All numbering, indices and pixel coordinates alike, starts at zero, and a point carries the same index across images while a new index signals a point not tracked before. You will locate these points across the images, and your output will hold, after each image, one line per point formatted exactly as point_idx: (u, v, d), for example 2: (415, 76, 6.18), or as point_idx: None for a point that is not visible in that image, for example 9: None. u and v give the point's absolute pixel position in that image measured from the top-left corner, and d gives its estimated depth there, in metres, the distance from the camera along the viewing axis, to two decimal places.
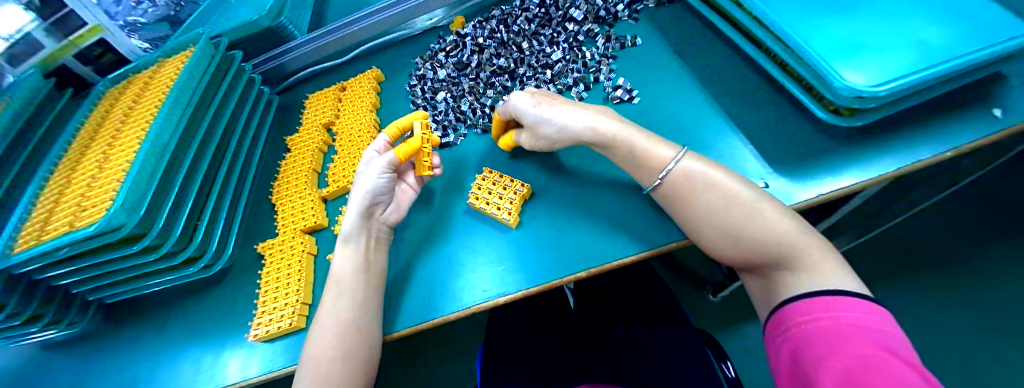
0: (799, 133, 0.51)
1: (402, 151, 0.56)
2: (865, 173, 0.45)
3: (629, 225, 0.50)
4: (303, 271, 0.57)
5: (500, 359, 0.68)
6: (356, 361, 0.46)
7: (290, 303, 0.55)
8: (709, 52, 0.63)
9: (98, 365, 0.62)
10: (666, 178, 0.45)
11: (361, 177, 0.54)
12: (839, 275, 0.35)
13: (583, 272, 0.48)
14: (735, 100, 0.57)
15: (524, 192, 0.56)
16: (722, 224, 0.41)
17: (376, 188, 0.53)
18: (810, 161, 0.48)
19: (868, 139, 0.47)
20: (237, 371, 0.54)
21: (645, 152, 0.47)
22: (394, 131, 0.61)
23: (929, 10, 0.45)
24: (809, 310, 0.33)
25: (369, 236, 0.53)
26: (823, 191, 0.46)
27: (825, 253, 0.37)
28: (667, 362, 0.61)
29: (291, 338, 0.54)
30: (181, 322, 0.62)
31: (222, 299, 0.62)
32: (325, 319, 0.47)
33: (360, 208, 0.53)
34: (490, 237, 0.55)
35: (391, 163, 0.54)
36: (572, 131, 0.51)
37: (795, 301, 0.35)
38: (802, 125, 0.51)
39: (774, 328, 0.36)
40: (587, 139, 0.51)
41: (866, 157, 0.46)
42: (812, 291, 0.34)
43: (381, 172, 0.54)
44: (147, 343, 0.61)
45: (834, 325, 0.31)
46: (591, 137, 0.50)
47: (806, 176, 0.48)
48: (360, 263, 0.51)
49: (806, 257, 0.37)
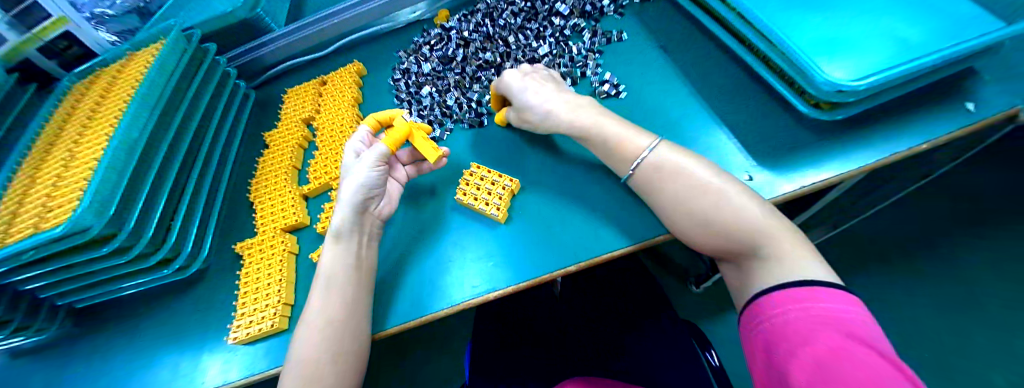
0: (781, 128, 0.51)
1: (392, 141, 0.53)
2: (844, 166, 0.46)
3: (616, 216, 0.50)
4: (285, 271, 0.56)
5: (485, 364, 0.67)
6: (347, 365, 0.44)
7: (271, 303, 0.53)
8: (693, 47, 0.63)
9: (69, 374, 0.59)
10: (637, 171, 0.47)
11: (352, 172, 0.52)
12: (807, 264, 0.36)
13: (572, 267, 0.48)
14: (720, 94, 0.57)
15: (513, 187, 0.55)
16: (694, 214, 0.42)
17: (370, 181, 0.51)
18: (791, 154, 0.49)
19: (849, 130, 0.48)
20: (217, 374, 0.52)
21: (623, 142, 0.48)
22: (372, 121, 0.58)
23: (905, 5, 0.46)
24: (780, 303, 0.33)
25: (361, 233, 0.51)
26: (804, 184, 0.46)
27: (796, 240, 0.38)
28: (655, 354, 0.62)
29: (273, 340, 0.52)
30: (159, 325, 0.59)
31: (200, 302, 0.60)
32: (314, 318, 0.45)
33: (350, 204, 0.50)
34: (480, 235, 0.54)
35: (382, 155, 0.52)
36: (560, 113, 0.54)
37: (766, 294, 0.35)
38: (784, 121, 0.51)
39: (749, 320, 0.36)
40: (571, 121, 0.53)
41: (843, 150, 0.47)
42: (786, 281, 0.35)
43: (374, 165, 0.51)
44: (124, 348, 0.59)
45: (804, 315, 0.31)
46: (574, 124, 0.52)
47: (789, 168, 0.48)
48: (352, 260, 0.49)
49: (775, 245, 0.38)
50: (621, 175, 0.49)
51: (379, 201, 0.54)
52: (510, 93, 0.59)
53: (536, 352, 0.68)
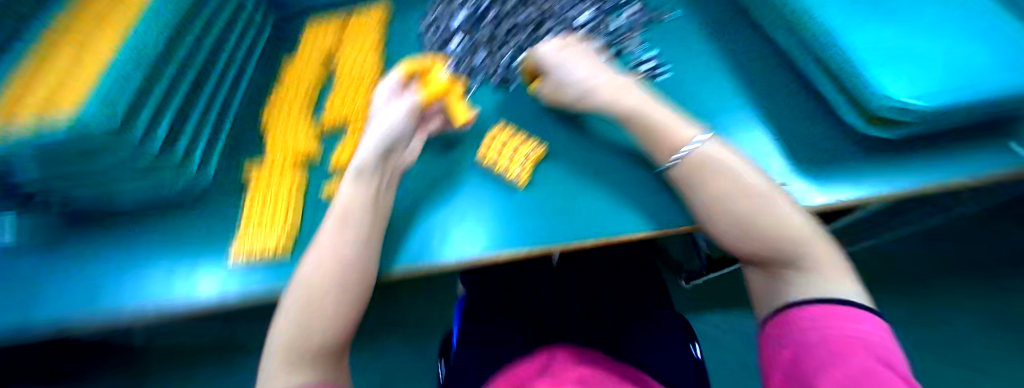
0: (824, 139, 0.50)
1: (427, 93, 0.53)
2: (884, 186, 0.45)
3: (644, 196, 0.49)
4: (292, 197, 0.55)
5: (477, 330, 0.72)
6: (346, 309, 0.42)
7: (279, 225, 0.53)
8: (739, 47, 0.63)
9: (52, 277, 0.56)
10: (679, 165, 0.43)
11: (382, 116, 0.51)
12: (845, 280, 0.36)
13: (591, 240, 0.46)
14: (767, 98, 0.57)
15: (538, 154, 0.52)
16: (738, 215, 0.40)
17: (398, 129, 0.50)
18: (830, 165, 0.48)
19: (903, 151, 0.46)
20: (213, 287, 0.51)
21: (669, 130, 0.44)
22: (409, 67, 0.55)
23: (987, 27, 0.43)
24: (812, 317, 0.33)
25: (382, 177, 0.49)
26: (843, 198, 0.45)
27: (833, 253, 0.38)
28: (637, 333, 0.71)
29: (272, 265, 0.51)
30: (153, 240, 0.58)
31: (201, 224, 0.58)
32: (313, 262, 0.43)
33: (382, 142, 0.48)
34: (500, 196, 0.52)
35: (415, 106, 0.51)
36: (598, 89, 0.49)
37: (801, 307, 0.35)
38: (830, 134, 0.51)
39: (777, 331, 0.36)
40: (609, 99, 0.48)
41: (879, 171, 0.46)
42: (826, 297, 0.34)
43: (405, 114, 0.50)
44: (113, 256, 0.57)
45: (837, 332, 0.30)
46: (613, 102, 0.48)
47: (826, 178, 0.47)
48: (370, 202, 0.47)
49: (815, 256, 0.37)
50: (659, 166, 0.46)
51: (406, 147, 0.52)
52: (544, 67, 0.54)
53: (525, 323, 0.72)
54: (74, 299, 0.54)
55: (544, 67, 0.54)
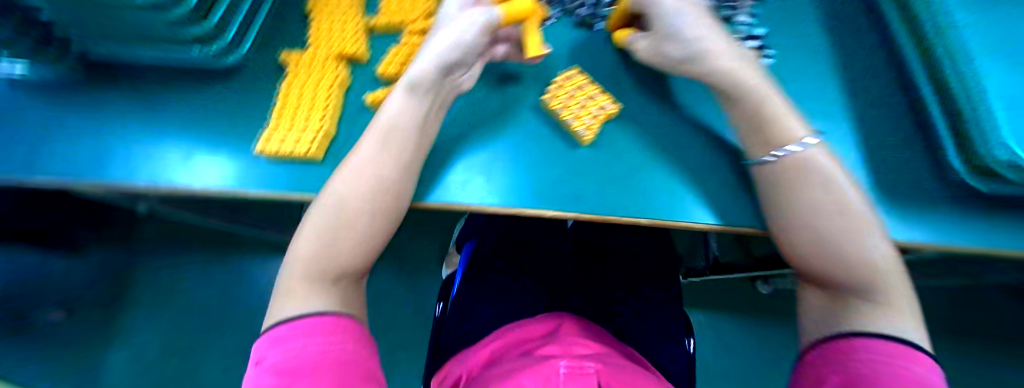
0: (915, 175, 0.47)
1: (509, 12, 0.43)
2: (950, 238, 0.44)
3: (714, 190, 0.45)
4: (332, 99, 0.49)
5: (483, 277, 0.71)
6: (382, 225, 0.41)
7: (312, 126, 0.47)
8: (858, 48, 0.55)
9: (58, 126, 0.51)
10: (774, 163, 0.39)
11: (450, 26, 0.43)
12: (909, 319, 0.35)
13: (645, 220, 0.44)
14: (870, 113, 0.51)
15: (612, 111, 0.46)
16: (825, 233, 0.37)
17: (467, 46, 0.42)
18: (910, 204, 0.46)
19: (964, 207, 0.45)
20: (217, 178, 0.47)
21: (779, 119, 0.39)
22: None
23: None
24: (875, 351, 0.32)
25: (437, 96, 0.43)
26: (910, 239, 0.44)
27: (906, 292, 0.37)
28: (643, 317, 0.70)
29: (302, 167, 0.47)
30: (171, 111, 0.52)
31: (223, 101, 0.52)
32: (363, 169, 0.40)
33: (445, 57, 0.41)
34: (559, 150, 0.46)
35: (492, 23, 0.43)
36: (722, 60, 0.40)
37: (864, 339, 0.34)
38: (922, 170, 0.47)
39: (832, 357, 0.35)
40: (732, 77, 0.40)
41: (925, 221, 0.45)
42: (883, 331, 0.34)
43: (479, 29, 0.42)
44: (119, 119, 0.52)
45: (901, 371, 0.29)
46: (736, 82, 0.40)
47: (902, 218, 0.46)
48: (419, 120, 0.42)
49: (890, 291, 0.36)
50: (750, 159, 0.42)
51: (468, 68, 0.45)
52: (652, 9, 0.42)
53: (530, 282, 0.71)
54: (85, 158, 0.50)
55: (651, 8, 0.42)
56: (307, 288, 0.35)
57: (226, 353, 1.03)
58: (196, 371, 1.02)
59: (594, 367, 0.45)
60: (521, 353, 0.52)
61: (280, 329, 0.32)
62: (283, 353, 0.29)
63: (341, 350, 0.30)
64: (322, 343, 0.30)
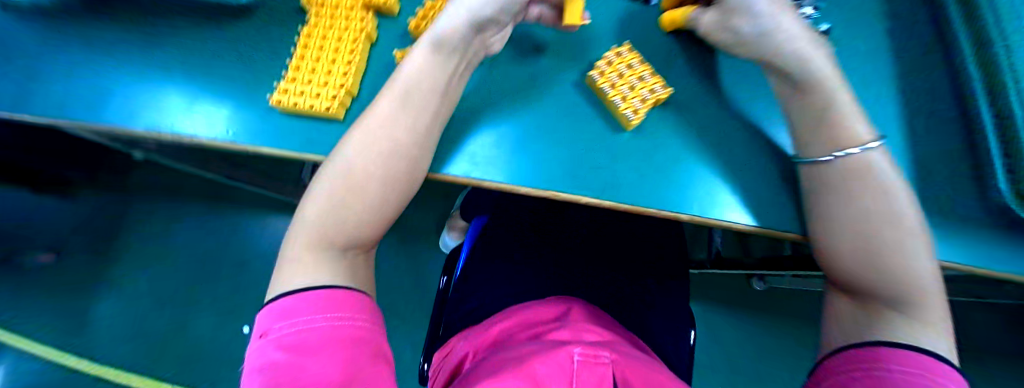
0: (955, 193, 0.47)
1: None
2: (980, 261, 0.45)
3: (756, 189, 0.43)
4: (357, 55, 0.45)
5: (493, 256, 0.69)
6: (394, 191, 0.36)
7: (335, 82, 0.43)
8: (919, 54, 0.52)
9: (45, 56, 0.46)
10: (834, 163, 0.37)
11: None
12: (939, 336, 0.34)
13: (685, 216, 0.42)
14: (922, 125, 0.49)
15: (664, 96, 0.42)
16: (870, 241, 0.35)
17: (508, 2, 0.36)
18: (946, 223, 0.46)
19: (987, 228, 0.45)
20: (222, 131, 0.44)
21: (845, 114, 0.37)
22: None
23: None
24: (912, 362, 0.31)
25: (463, 57, 0.38)
26: (944, 257, 0.45)
27: (941, 311, 0.35)
28: (654, 309, 0.69)
29: (323, 125, 0.44)
30: (174, 49, 0.47)
31: (233, 43, 0.47)
32: (377, 127, 0.35)
33: (478, 11, 0.35)
34: (597, 130, 0.43)
35: None
36: (801, 45, 0.37)
37: (897, 347, 0.32)
38: (964, 189, 0.47)
39: (858, 357, 0.34)
40: (811, 65, 0.37)
41: (949, 239, 0.45)
42: (908, 343, 0.32)
43: None
44: (120, 52, 0.47)
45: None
46: (812, 71, 0.37)
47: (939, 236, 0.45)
48: (441, 82, 0.37)
49: (924, 308, 0.35)
50: (806, 157, 0.40)
51: (501, 28, 0.40)
52: None
53: (538, 263, 0.70)
54: (75, 97, 0.45)
55: None
56: (312, 253, 0.32)
57: (217, 308, 1.01)
58: (186, 323, 1.00)
59: (609, 357, 0.43)
60: (528, 337, 0.50)
61: (284, 301, 0.29)
62: (291, 330, 0.27)
63: (353, 327, 0.28)
64: (333, 319, 0.28)
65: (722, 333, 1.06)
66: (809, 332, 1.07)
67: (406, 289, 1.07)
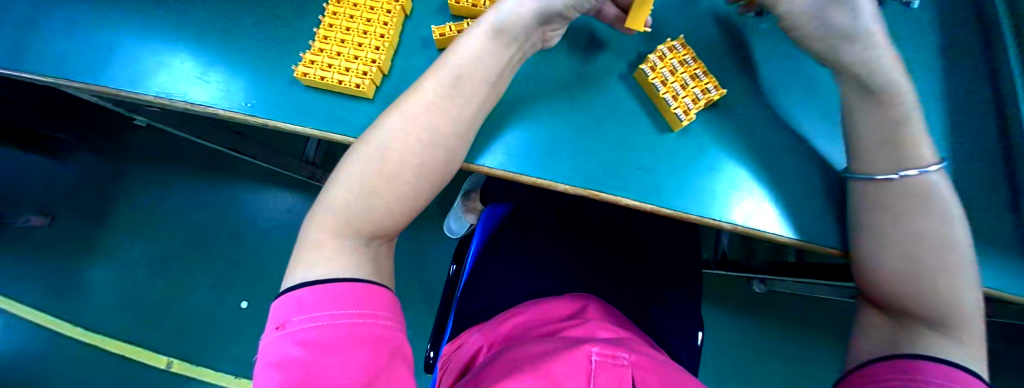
0: (992, 213, 0.45)
1: None
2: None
3: (794, 203, 0.41)
4: (390, 29, 0.41)
5: (507, 247, 0.67)
6: (429, 183, 0.34)
7: (365, 58, 0.40)
8: (972, 66, 0.50)
9: (46, 8, 0.42)
10: (895, 183, 0.35)
11: None
12: (976, 359, 0.33)
13: (727, 225, 0.41)
14: (962, 144, 0.47)
15: (716, 96, 0.40)
16: (921, 263, 0.34)
17: None
18: (982, 244, 0.44)
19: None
20: (239, 103, 0.40)
21: (914, 136, 0.35)
22: None
23: None
24: (950, 378, 0.30)
25: (522, 47, 0.35)
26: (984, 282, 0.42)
27: (980, 336, 0.34)
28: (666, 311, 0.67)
29: (349, 103, 0.41)
30: (189, 9, 0.43)
31: (253, 6, 0.43)
32: (416, 111, 0.32)
33: (547, 2, 0.32)
34: (641, 131, 0.41)
35: None
36: (879, 46, 0.34)
37: (936, 361, 0.31)
38: (1002, 212, 0.45)
39: (890, 368, 0.33)
40: (888, 74, 0.34)
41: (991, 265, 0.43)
42: (948, 360, 0.32)
43: None
44: (129, 10, 0.43)
45: None
46: (891, 84, 0.35)
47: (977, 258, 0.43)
48: (496, 69, 0.34)
49: (967, 333, 0.34)
50: (861, 173, 0.38)
51: (565, 23, 0.36)
52: None
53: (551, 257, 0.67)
54: (76, 55, 0.41)
55: None
56: (338, 241, 0.30)
57: (213, 281, 0.99)
58: (181, 294, 0.98)
59: (629, 359, 0.38)
60: (543, 334, 0.48)
61: (303, 293, 0.26)
62: (311, 325, 0.24)
63: (377, 325, 0.26)
64: (355, 316, 0.26)
65: (720, 334, 1.07)
66: (805, 339, 1.08)
67: (408, 273, 1.06)
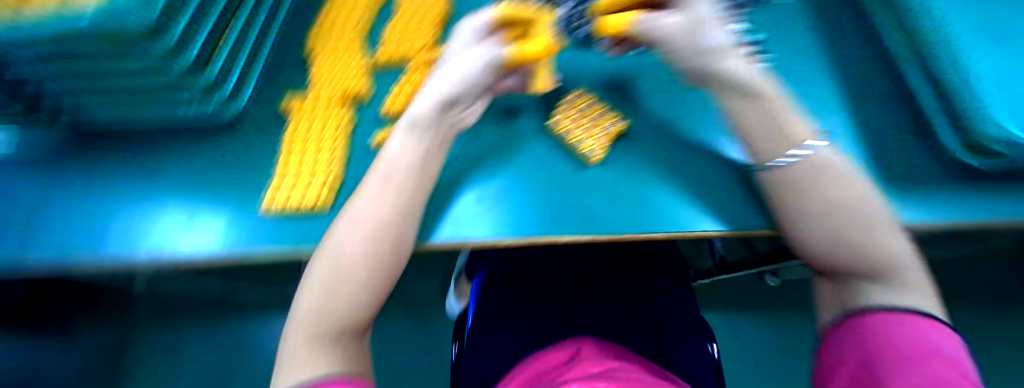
0: (911, 156, 0.48)
1: (518, 52, 0.40)
2: (960, 216, 0.44)
3: (722, 198, 0.45)
4: (337, 147, 0.49)
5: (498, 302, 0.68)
6: (383, 270, 0.38)
7: (319, 176, 0.47)
8: (844, 38, 0.57)
9: (54, 198, 0.49)
10: (784, 168, 0.38)
11: (455, 59, 0.41)
12: (927, 299, 0.35)
13: (660, 234, 0.42)
14: (862, 106, 0.52)
15: (618, 130, 0.47)
16: (842, 230, 0.35)
17: (472, 80, 0.40)
18: (914, 186, 0.46)
19: (982, 183, 0.45)
20: (223, 240, 0.46)
21: (787, 124, 0.38)
22: (505, 14, 0.42)
23: None
24: (885, 321, 0.33)
25: (437, 133, 0.41)
26: (915, 222, 0.45)
27: (923, 273, 0.36)
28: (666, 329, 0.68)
29: (306, 219, 0.46)
30: (172, 171, 0.51)
31: (224, 155, 0.51)
32: (361, 212, 0.37)
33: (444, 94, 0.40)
34: (565, 174, 0.46)
35: (495, 60, 0.40)
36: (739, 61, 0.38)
37: (871, 312, 0.35)
38: (919, 153, 0.48)
39: (845, 333, 0.36)
40: (753, 79, 0.38)
41: (943, 203, 0.45)
42: (896, 307, 0.34)
43: (484, 65, 0.40)
44: (124, 184, 0.50)
45: (914, 337, 0.31)
46: (758, 86, 0.38)
47: (906, 201, 0.46)
48: (419, 158, 0.40)
49: (910, 278, 0.35)
50: (760, 165, 0.41)
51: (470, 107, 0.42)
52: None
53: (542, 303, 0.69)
54: (82, 236, 0.48)
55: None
56: (307, 349, 0.32)
57: None
58: None
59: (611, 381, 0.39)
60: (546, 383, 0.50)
61: None
62: None
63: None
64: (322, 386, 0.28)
65: None
66: None
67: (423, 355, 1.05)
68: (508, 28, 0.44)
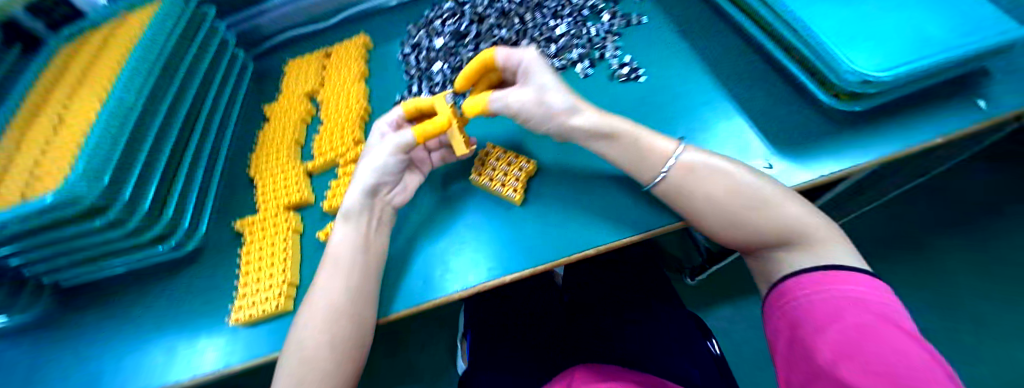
0: (799, 117, 0.52)
1: (423, 132, 0.47)
2: (866, 155, 0.46)
3: (637, 206, 0.48)
4: (289, 249, 0.53)
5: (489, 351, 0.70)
6: (347, 349, 0.41)
7: (275, 283, 0.50)
8: (711, 33, 0.64)
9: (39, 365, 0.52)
10: (666, 177, 0.42)
11: (371, 152, 0.48)
12: (840, 248, 0.35)
13: (591, 250, 0.45)
14: (745, 87, 0.57)
15: (529, 169, 0.52)
16: (727, 214, 0.39)
17: (387, 167, 0.47)
18: (811, 142, 0.49)
19: (870, 123, 0.48)
20: (214, 360, 0.48)
21: (649, 147, 0.43)
22: (411, 106, 0.51)
23: (918, 2, 0.45)
24: (802, 286, 0.33)
25: (370, 216, 0.47)
26: (825, 173, 0.46)
27: (827, 226, 0.38)
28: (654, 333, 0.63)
29: (275, 323, 0.49)
30: (145, 311, 0.54)
31: (190, 284, 0.55)
32: (316, 302, 0.41)
33: (366, 184, 0.46)
34: (497, 218, 0.51)
35: (405, 144, 0.47)
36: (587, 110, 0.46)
37: (794, 277, 0.34)
38: (805, 112, 0.52)
39: (774, 306, 0.35)
40: (602, 122, 0.45)
41: (843, 150, 0.48)
42: (805, 267, 0.34)
43: (393, 152, 0.47)
44: (102, 336, 0.53)
45: (831, 297, 0.30)
46: (608, 127, 0.44)
47: (808, 158, 0.48)
48: (359, 242, 0.45)
49: (813, 234, 0.37)
50: (645, 185, 0.45)
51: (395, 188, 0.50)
52: (528, 71, 0.49)
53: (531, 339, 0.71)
54: None
55: (525, 73, 0.49)
56: None
57: None
58: None
59: None
60: None
61: None
62: None
63: None
64: None
65: None
66: None
67: None
68: (420, 117, 0.54)
